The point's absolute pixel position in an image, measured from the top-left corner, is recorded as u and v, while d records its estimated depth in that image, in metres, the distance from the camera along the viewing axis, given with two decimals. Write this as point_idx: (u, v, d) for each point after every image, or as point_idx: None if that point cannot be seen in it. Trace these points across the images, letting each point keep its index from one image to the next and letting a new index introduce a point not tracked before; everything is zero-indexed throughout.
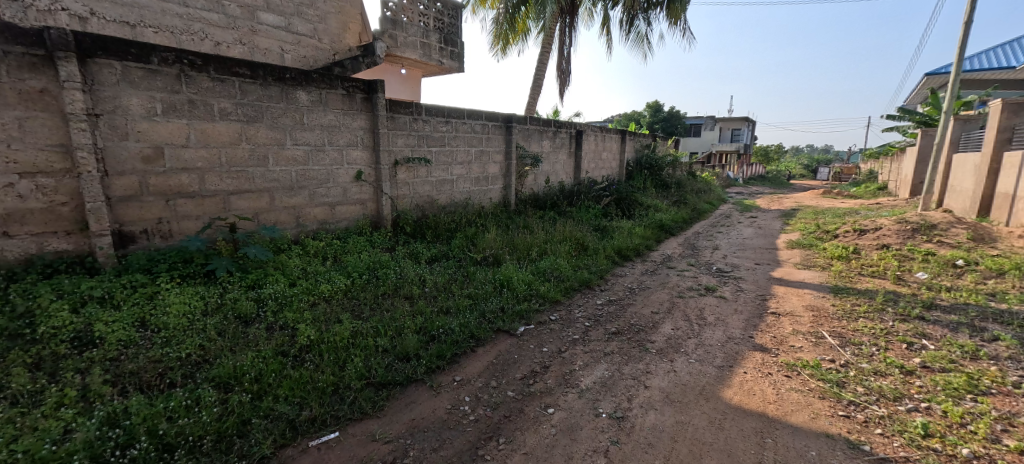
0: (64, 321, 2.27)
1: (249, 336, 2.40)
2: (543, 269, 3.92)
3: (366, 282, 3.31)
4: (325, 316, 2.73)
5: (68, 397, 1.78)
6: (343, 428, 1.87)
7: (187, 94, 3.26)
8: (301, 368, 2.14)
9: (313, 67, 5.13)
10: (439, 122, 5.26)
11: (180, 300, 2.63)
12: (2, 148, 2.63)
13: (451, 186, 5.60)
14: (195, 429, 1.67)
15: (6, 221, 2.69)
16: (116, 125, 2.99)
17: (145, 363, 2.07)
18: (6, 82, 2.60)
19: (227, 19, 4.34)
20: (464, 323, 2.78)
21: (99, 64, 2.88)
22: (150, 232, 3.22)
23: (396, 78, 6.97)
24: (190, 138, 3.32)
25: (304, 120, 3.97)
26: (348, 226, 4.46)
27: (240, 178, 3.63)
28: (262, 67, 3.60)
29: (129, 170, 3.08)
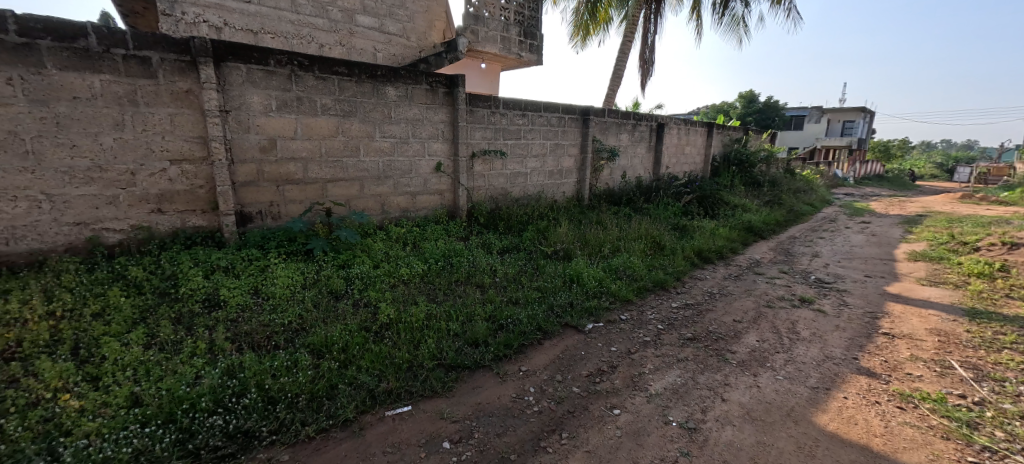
0: (198, 284, 2.69)
1: (338, 310, 2.66)
2: (615, 267, 3.82)
3: (440, 268, 3.49)
4: (403, 297, 2.93)
5: (198, 348, 2.12)
6: (416, 403, 2.00)
7: (296, 91, 3.66)
8: (381, 343, 2.32)
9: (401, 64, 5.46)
10: (516, 116, 5.33)
11: (285, 274, 2.99)
12: (159, 140, 3.17)
13: (525, 179, 5.66)
14: (293, 387, 1.89)
15: (160, 200, 3.25)
16: (240, 120, 3.45)
17: (257, 326, 2.39)
18: (162, 84, 3.12)
19: (330, 23, 4.78)
20: (532, 314, 2.81)
21: (229, 67, 3.33)
22: (264, 213, 3.69)
23: (476, 72, 7.17)
24: (297, 131, 3.73)
25: (392, 114, 4.26)
26: (426, 215, 4.72)
27: (336, 168, 4.01)
28: (358, 65, 3.92)
29: (250, 159, 3.54)
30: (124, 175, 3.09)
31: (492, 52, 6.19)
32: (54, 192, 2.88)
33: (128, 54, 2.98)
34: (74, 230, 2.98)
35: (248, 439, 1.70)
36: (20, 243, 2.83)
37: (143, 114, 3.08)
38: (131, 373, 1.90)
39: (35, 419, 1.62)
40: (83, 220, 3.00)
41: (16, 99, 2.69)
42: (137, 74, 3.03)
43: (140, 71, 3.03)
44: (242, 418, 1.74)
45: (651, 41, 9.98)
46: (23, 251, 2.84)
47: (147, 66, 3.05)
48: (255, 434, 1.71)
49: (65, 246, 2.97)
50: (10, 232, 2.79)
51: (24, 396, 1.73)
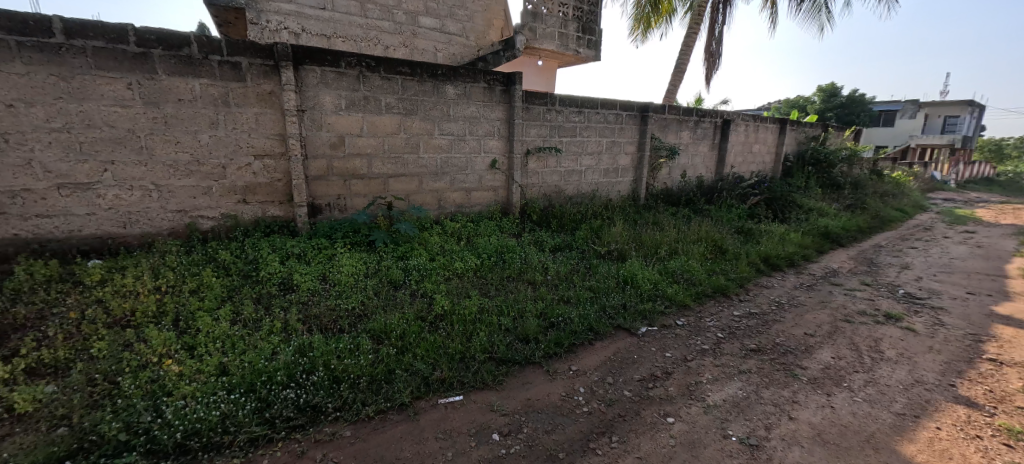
0: (276, 269, 2.95)
1: (397, 299, 2.80)
2: (672, 270, 3.68)
3: (493, 263, 3.55)
4: (457, 290, 3.02)
5: (275, 327, 2.32)
6: (467, 393, 2.05)
7: (364, 91, 3.87)
8: (435, 333, 2.41)
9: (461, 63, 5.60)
10: (572, 113, 5.28)
11: (350, 263, 3.19)
12: (245, 137, 3.50)
13: (580, 177, 5.59)
14: (356, 368, 2.02)
15: (246, 191, 3.59)
16: (314, 119, 3.71)
17: (324, 310, 2.57)
18: (249, 86, 3.43)
19: (395, 25, 5.00)
20: (583, 314, 2.79)
21: (306, 70, 3.60)
22: (332, 206, 3.96)
23: (533, 70, 7.19)
24: (363, 128, 3.95)
25: (450, 112, 4.38)
26: (480, 211, 4.82)
27: (398, 164, 4.20)
28: (420, 65, 4.07)
29: (321, 155, 3.81)
30: (216, 169, 3.44)
31: (549, 48, 6.17)
32: (161, 183, 3.28)
33: (222, 60, 3.30)
34: (176, 217, 3.38)
35: (315, 413, 1.83)
36: (134, 227, 3.26)
37: (233, 114, 3.41)
38: (220, 346, 2.12)
39: (145, 379, 1.86)
40: (183, 208, 3.39)
41: (134, 102, 3.09)
42: (229, 78, 3.35)
43: (231, 75, 3.35)
44: (311, 393, 1.88)
45: (719, 32, 9.44)
46: (136, 234, 3.27)
47: (237, 70, 3.37)
48: (322, 409, 1.84)
49: (168, 231, 3.38)
50: (126, 218, 3.22)
51: (136, 359, 1.99)
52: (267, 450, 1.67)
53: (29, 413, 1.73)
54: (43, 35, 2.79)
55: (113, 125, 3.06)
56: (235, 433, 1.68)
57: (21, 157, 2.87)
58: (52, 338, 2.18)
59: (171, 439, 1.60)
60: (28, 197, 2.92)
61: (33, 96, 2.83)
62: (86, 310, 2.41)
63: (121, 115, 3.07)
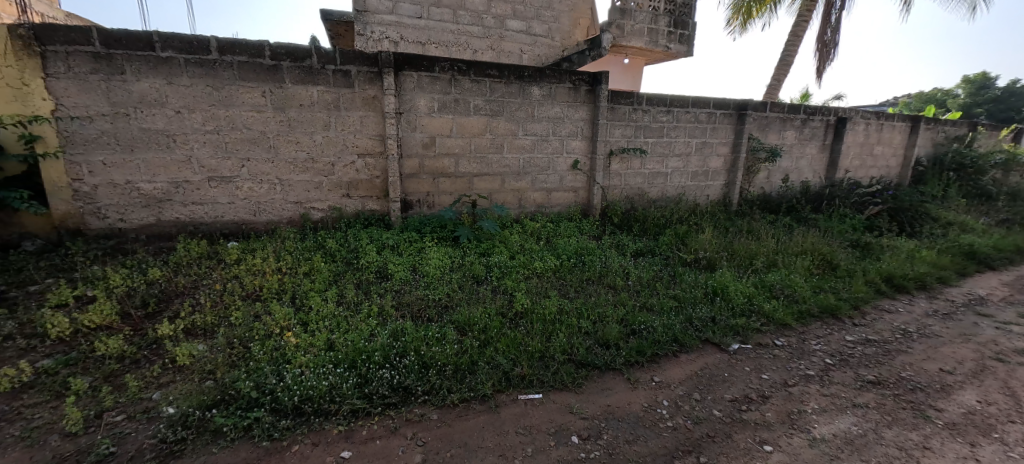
0: (373, 258, 3.24)
1: (479, 294, 2.91)
2: (770, 283, 3.36)
3: (573, 265, 3.53)
4: (536, 289, 3.06)
5: (373, 311, 2.55)
6: (546, 392, 2.07)
7: (454, 94, 4.07)
8: (515, 330, 2.47)
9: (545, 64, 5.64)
10: (660, 112, 5.04)
11: (437, 256, 3.38)
12: (352, 138, 3.87)
13: (666, 180, 5.33)
14: (442, 356, 2.14)
15: (350, 187, 3.98)
16: (410, 121, 4.00)
17: (414, 299, 2.77)
18: (357, 92, 3.79)
19: (484, 30, 5.18)
20: (668, 324, 2.66)
21: (405, 76, 3.88)
22: (422, 202, 4.23)
23: (618, 68, 7.00)
24: (453, 129, 4.16)
25: (535, 112, 4.43)
26: (560, 212, 4.83)
27: (483, 164, 4.36)
28: (507, 68, 4.18)
29: (415, 155, 4.09)
30: (327, 166, 3.86)
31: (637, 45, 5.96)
32: (283, 178, 3.76)
33: (336, 69, 3.69)
34: (294, 208, 3.85)
35: (407, 393, 1.97)
36: (262, 215, 3.78)
37: (343, 117, 3.80)
38: (327, 324, 2.38)
39: (270, 347, 2.15)
40: (300, 200, 3.86)
41: (266, 107, 3.57)
42: (340, 85, 3.73)
43: (342, 82, 3.73)
44: (403, 375, 2.02)
45: (836, 18, 8.38)
46: (263, 221, 3.79)
47: (347, 77, 3.74)
48: (412, 390, 1.97)
49: (287, 220, 3.86)
50: (256, 207, 3.75)
51: (264, 329, 2.32)
52: (365, 422, 1.83)
53: (187, 365, 2.09)
54: (204, 53, 3.34)
55: (249, 127, 3.57)
56: (340, 404, 1.87)
57: (183, 154, 3.47)
58: (202, 305, 2.62)
59: (290, 401, 1.83)
60: (186, 187, 3.53)
61: (194, 103, 3.40)
62: (227, 284, 2.86)
63: (256, 119, 3.57)
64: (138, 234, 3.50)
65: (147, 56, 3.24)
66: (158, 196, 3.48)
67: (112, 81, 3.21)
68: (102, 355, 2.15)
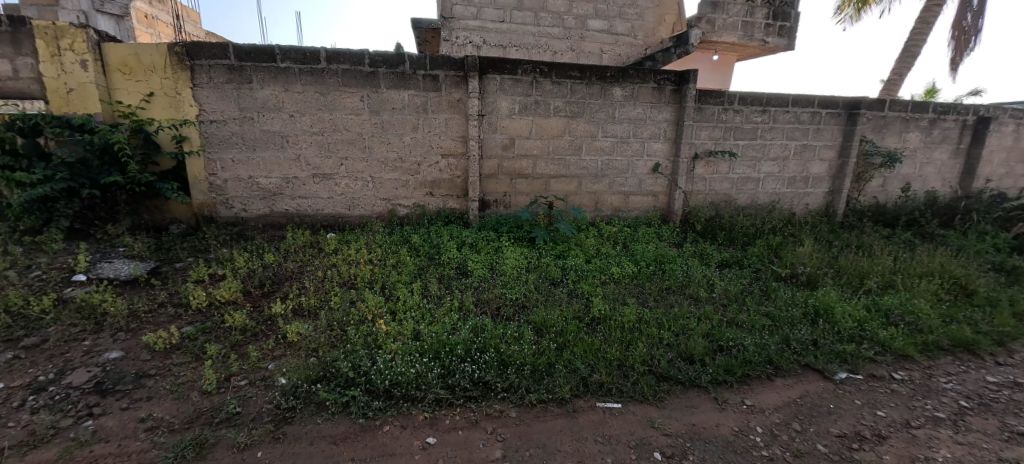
0: (454, 256, 3.39)
1: (556, 296, 2.91)
2: (884, 306, 2.95)
3: (652, 272, 3.39)
4: (613, 295, 2.98)
5: (454, 305, 2.66)
6: (626, 403, 2.01)
7: (535, 96, 4.11)
8: (592, 335, 2.44)
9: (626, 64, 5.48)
10: (754, 112, 4.65)
11: (514, 257, 3.44)
12: (437, 139, 4.08)
13: (757, 186, 4.91)
14: (521, 356, 2.17)
15: (433, 186, 4.19)
16: (491, 123, 4.11)
17: (492, 297, 2.84)
18: (443, 95, 3.99)
19: (564, 31, 5.17)
20: (761, 343, 2.45)
21: (489, 79, 3.99)
22: (499, 202, 4.34)
23: (706, 65, 6.58)
24: (532, 131, 4.20)
25: (616, 113, 4.32)
26: (637, 216, 4.67)
27: (560, 166, 4.35)
28: (589, 68, 4.12)
29: (494, 156, 4.21)
30: (414, 166, 4.10)
31: (728, 40, 5.56)
32: (375, 176, 4.06)
33: (425, 74, 3.90)
34: (383, 204, 4.15)
35: (486, 388, 2.03)
36: (355, 210, 4.12)
37: (429, 119, 4.01)
38: (413, 315, 2.53)
39: (364, 332, 2.35)
40: (388, 197, 4.14)
41: (364, 111, 3.89)
42: (429, 89, 3.95)
43: (431, 86, 3.94)
44: (483, 370, 2.09)
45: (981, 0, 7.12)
46: (356, 215, 4.14)
47: (436, 81, 3.94)
48: (492, 386, 2.03)
49: (376, 215, 4.17)
50: (351, 202, 4.10)
51: (358, 315, 2.53)
52: (448, 411, 1.92)
53: (295, 342, 2.35)
54: (314, 63, 3.72)
55: (349, 129, 3.91)
56: (426, 391, 1.98)
57: (293, 153, 3.90)
58: (308, 288, 2.92)
59: (381, 384, 1.98)
60: (295, 183, 3.96)
61: (304, 108, 3.81)
62: (327, 271, 3.17)
63: (354, 122, 3.90)
64: (256, 223, 4.00)
65: (270, 67, 3.68)
66: (273, 190, 3.95)
67: (241, 89, 3.70)
68: (229, 326, 2.50)
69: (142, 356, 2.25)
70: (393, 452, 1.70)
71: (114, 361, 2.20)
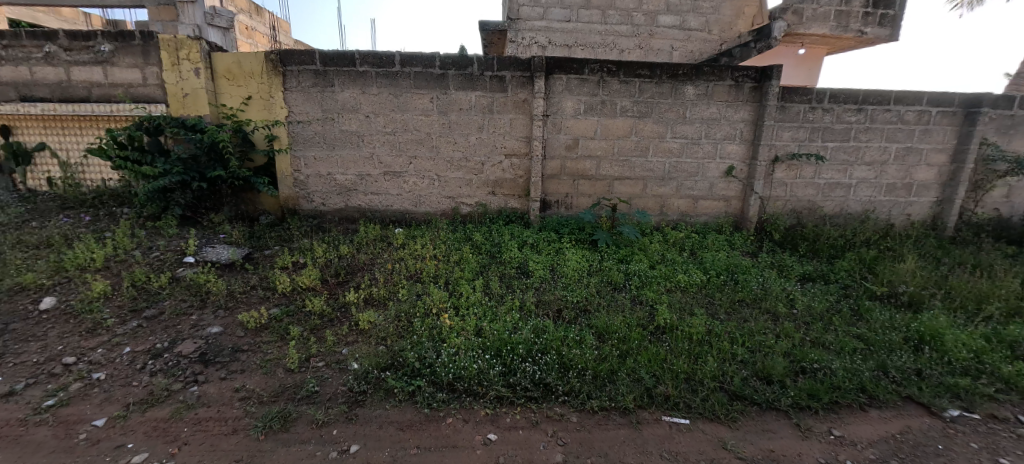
0: (515, 255, 3.41)
1: (618, 302, 2.83)
2: (1009, 337, 2.53)
3: (723, 283, 3.18)
4: (680, 304, 2.83)
5: (515, 305, 2.68)
6: (695, 420, 1.91)
7: (602, 96, 4.02)
8: (658, 345, 2.34)
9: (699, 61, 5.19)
10: (846, 111, 4.20)
11: (575, 259, 3.40)
12: (501, 139, 4.13)
13: (847, 193, 4.43)
14: (582, 361, 2.13)
15: (495, 185, 4.26)
16: (555, 123, 4.09)
17: (553, 299, 2.82)
18: (509, 96, 4.03)
19: (633, 28, 5.01)
20: (851, 368, 2.21)
21: (555, 79, 3.97)
22: (560, 203, 4.30)
23: (790, 60, 6.05)
24: (597, 132, 4.12)
25: (687, 113, 4.11)
26: (707, 222, 4.42)
27: (625, 167, 4.22)
28: (660, 66, 3.95)
29: (557, 156, 4.18)
30: (478, 165, 4.19)
31: (819, 32, 5.08)
32: (441, 175, 4.20)
33: (492, 75, 3.97)
34: (447, 202, 4.29)
35: (547, 390, 2.02)
36: (421, 207, 4.30)
37: (494, 120, 4.07)
38: (475, 312, 2.58)
39: (429, 325, 2.44)
40: (452, 195, 4.27)
41: (433, 111, 4.04)
42: (495, 89, 4.01)
43: (497, 86, 4.00)
44: (545, 371, 2.08)
45: None
46: (421, 212, 4.31)
47: (502, 82, 3.99)
48: (553, 389, 2.02)
49: (441, 212, 4.32)
50: (417, 199, 4.28)
51: (423, 309, 2.63)
52: (509, 410, 1.93)
53: (366, 329, 2.50)
54: (389, 66, 3.92)
55: (418, 129, 4.08)
56: (487, 388, 2.01)
57: (367, 152, 4.14)
58: (377, 280, 3.09)
59: (445, 377, 2.04)
60: (368, 180, 4.21)
61: (379, 109, 4.03)
62: (395, 264, 3.33)
63: (424, 122, 4.06)
64: (333, 216, 4.31)
65: (350, 71, 3.94)
66: (348, 186, 4.23)
67: (325, 92, 3.99)
68: (309, 311, 2.71)
69: (237, 332, 2.50)
70: (456, 444, 1.75)
71: (215, 335, 2.47)
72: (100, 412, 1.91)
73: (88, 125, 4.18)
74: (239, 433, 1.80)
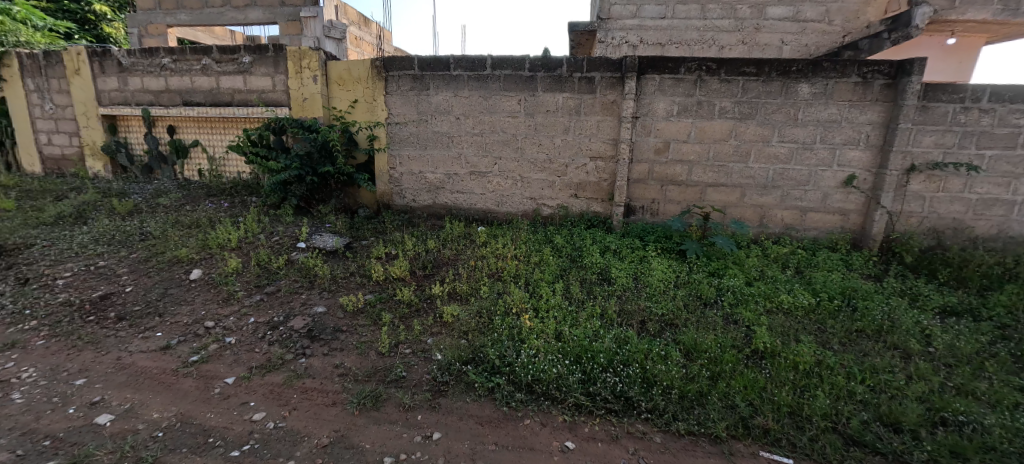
0: (597, 261, 3.33)
1: (709, 319, 2.62)
2: None
3: (837, 307, 2.79)
4: (783, 328, 2.55)
5: (596, 312, 2.62)
6: (799, 460, 1.70)
7: (699, 96, 3.77)
8: (755, 371, 2.13)
9: (815, 56, 4.63)
10: (1014, 112, 3.45)
11: (661, 269, 3.22)
12: (586, 142, 4.06)
13: (1009, 211, 3.65)
14: (668, 379, 2.01)
15: (578, 188, 4.20)
16: (645, 125, 3.92)
17: (636, 309, 2.70)
18: (598, 97, 3.94)
19: (736, 22, 4.62)
20: (1012, 425, 1.81)
21: (647, 79, 3.80)
22: (646, 209, 4.12)
23: (935, 52, 5.15)
24: (691, 134, 3.87)
25: (800, 115, 3.69)
26: (816, 237, 3.93)
27: (720, 173, 3.92)
28: (769, 63, 3.59)
29: (645, 160, 4.00)
30: (562, 167, 4.16)
31: (977, 17, 4.25)
32: (525, 176, 4.25)
33: (581, 76, 3.91)
34: (529, 203, 4.33)
35: (628, 404, 1.94)
36: (503, 207, 4.38)
37: (581, 121, 4.02)
38: (555, 315, 2.56)
39: (510, 324, 2.47)
40: (534, 197, 4.30)
41: (520, 113, 4.10)
42: (584, 91, 3.95)
43: (585, 88, 3.93)
44: (627, 385, 2.00)
45: None
46: (503, 212, 4.39)
47: (591, 83, 3.92)
48: (635, 403, 1.93)
49: (522, 213, 4.36)
50: (500, 199, 4.37)
51: (504, 308, 2.68)
52: (588, 420, 1.89)
53: (449, 322, 2.60)
54: (480, 69, 4.05)
55: (505, 130, 4.17)
56: (566, 394, 1.99)
57: (456, 152, 4.32)
58: (461, 275, 3.21)
59: (524, 377, 2.06)
60: (455, 179, 4.40)
61: (469, 111, 4.19)
62: (477, 261, 3.43)
63: (511, 124, 4.14)
64: (422, 212, 4.57)
65: (445, 75, 4.14)
66: (437, 184, 4.45)
67: (421, 95, 4.25)
68: (399, 299, 2.90)
69: (338, 313, 2.76)
70: (533, 447, 1.74)
71: (320, 314, 2.75)
72: (230, 371, 2.23)
73: (230, 125, 4.91)
74: (337, 405, 1.98)
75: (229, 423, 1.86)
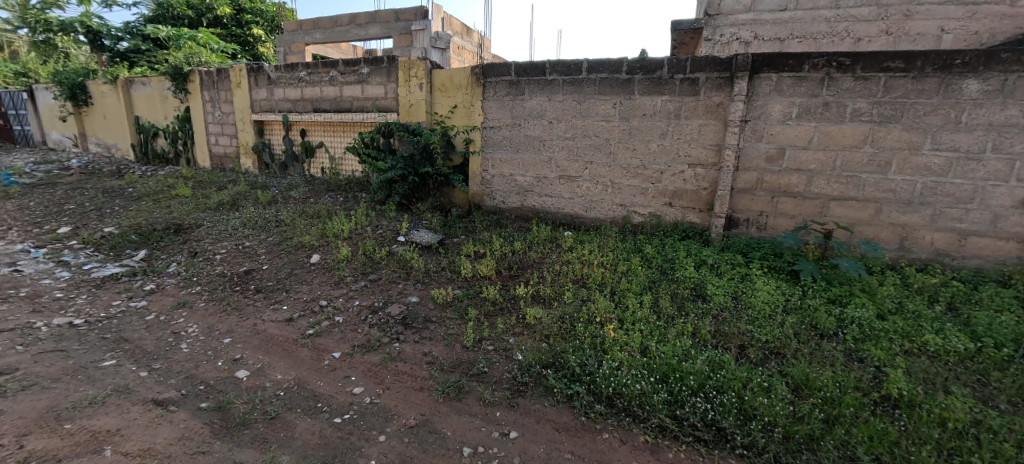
0: (691, 275, 3.10)
1: (825, 352, 2.29)
2: None
3: (1006, 357, 2.25)
4: (925, 374, 2.12)
5: (687, 330, 2.43)
6: None
7: (825, 96, 3.31)
8: (884, 421, 1.81)
9: (988, 45, 3.79)
10: None
11: (767, 289, 2.89)
12: (686, 147, 3.81)
13: None
14: (771, 415, 1.80)
15: (673, 196, 3.96)
16: (756, 129, 3.55)
17: (735, 332, 2.45)
18: (701, 99, 3.68)
19: (878, 10, 3.99)
20: None
21: (761, 78, 3.45)
22: (751, 221, 3.74)
23: None
24: (813, 140, 3.42)
25: (963, 118, 3.05)
26: (979, 267, 3.22)
27: (848, 184, 3.40)
28: (923, 55, 3.03)
29: (754, 167, 3.63)
30: (656, 173, 3.96)
31: None
32: (616, 181, 4.12)
33: (684, 78, 3.68)
34: (618, 209, 4.19)
35: (721, 435, 1.78)
36: (592, 212, 4.30)
37: (681, 125, 3.78)
38: (641, 329, 2.44)
39: (592, 333, 2.41)
40: (625, 203, 4.15)
41: (614, 117, 3.99)
42: (686, 93, 3.71)
43: (688, 90, 3.69)
44: (720, 413, 1.84)
45: None
46: (591, 217, 4.31)
47: (694, 85, 3.67)
48: (729, 435, 1.76)
49: (611, 219, 4.24)
50: (589, 204, 4.30)
51: (587, 315, 2.62)
52: (673, 444, 1.77)
53: (531, 324, 2.62)
54: (576, 73, 4.03)
55: (597, 135, 4.09)
56: (649, 413, 1.88)
57: (547, 156, 4.35)
58: (545, 279, 3.22)
59: (605, 389, 2.00)
60: (544, 182, 4.43)
61: (562, 115, 4.19)
62: (562, 266, 3.40)
63: (604, 128, 4.05)
64: (511, 214, 4.68)
65: (540, 80, 4.19)
66: (526, 187, 4.52)
67: (516, 100, 4.35)
68: (484, 297, 3.00)
69: (429, 304, 2.95)
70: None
71: (413, 304, 2.95)
72: (337, 347, 2.50)
73: (349, 129, 5.52)
74: (424, 391, 2.10)
75: (334, 392, 2.09)
